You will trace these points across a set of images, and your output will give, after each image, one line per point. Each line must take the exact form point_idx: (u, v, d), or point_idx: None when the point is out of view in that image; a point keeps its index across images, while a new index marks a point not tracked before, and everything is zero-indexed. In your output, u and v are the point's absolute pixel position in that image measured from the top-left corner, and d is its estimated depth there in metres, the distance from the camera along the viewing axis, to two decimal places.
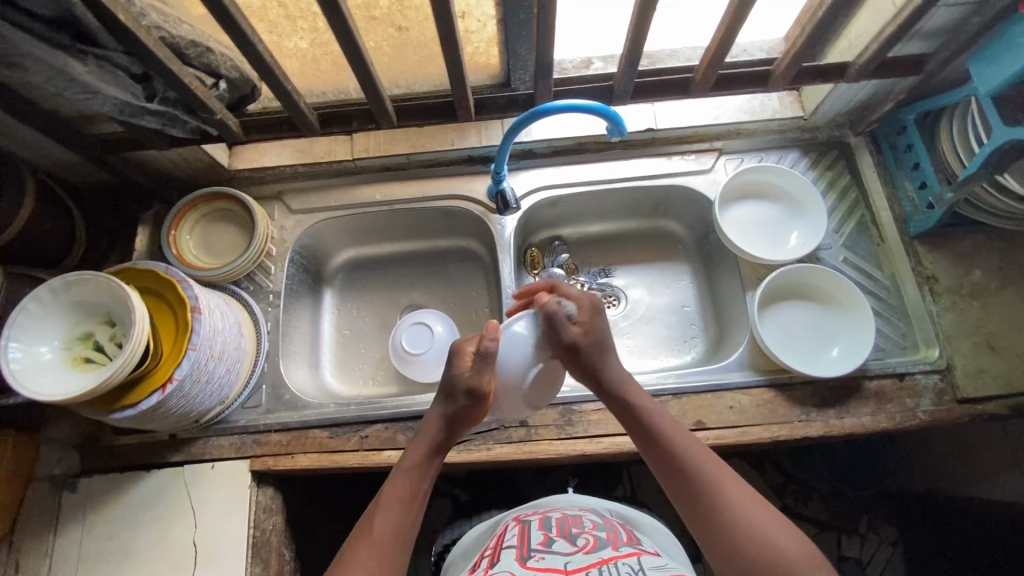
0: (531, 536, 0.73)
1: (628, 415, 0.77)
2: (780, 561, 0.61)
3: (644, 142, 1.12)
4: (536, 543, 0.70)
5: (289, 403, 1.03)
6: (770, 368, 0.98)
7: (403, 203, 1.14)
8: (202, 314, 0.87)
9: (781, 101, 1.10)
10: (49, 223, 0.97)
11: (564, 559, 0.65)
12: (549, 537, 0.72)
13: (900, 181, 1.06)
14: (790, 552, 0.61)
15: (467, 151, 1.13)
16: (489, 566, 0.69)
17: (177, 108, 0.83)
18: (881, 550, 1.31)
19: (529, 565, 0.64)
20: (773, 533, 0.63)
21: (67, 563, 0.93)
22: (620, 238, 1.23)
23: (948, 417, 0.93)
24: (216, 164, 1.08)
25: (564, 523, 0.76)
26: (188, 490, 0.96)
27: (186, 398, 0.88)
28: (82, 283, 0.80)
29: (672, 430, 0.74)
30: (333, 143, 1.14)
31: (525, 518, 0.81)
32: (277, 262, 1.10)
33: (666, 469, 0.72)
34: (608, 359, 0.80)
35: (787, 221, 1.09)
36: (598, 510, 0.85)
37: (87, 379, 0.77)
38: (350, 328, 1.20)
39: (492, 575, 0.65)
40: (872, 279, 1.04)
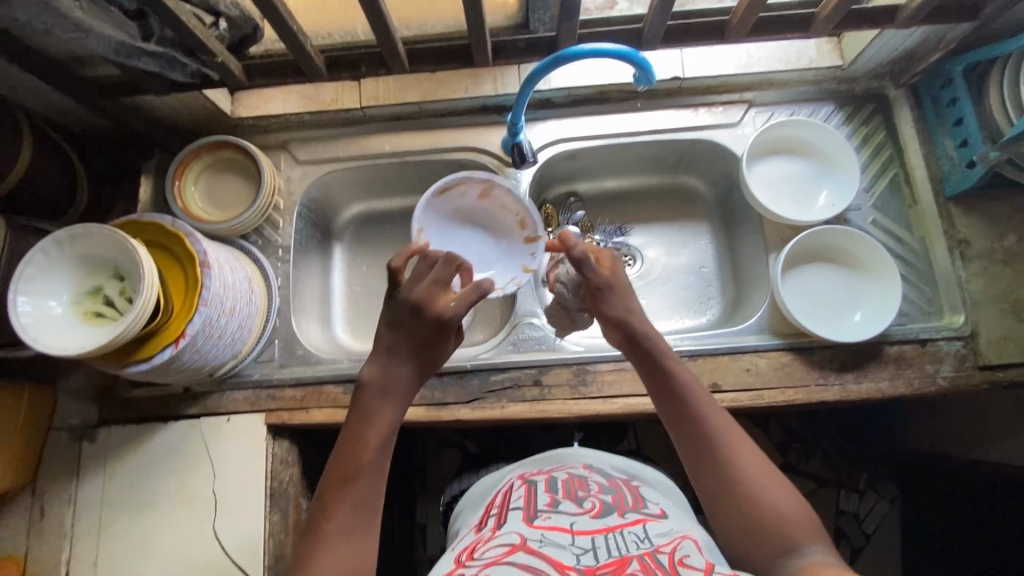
0: (537, 497, 0.71)
1: (639, 358, 0.76)
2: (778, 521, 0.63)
3: (670, 91, 1.05)
4: (543, 503, 0.69)
5: (301, 358, 1.03)
6: (790, 332, 0.97)
7: (414, 155, 1.09)
8: (212, 269, 0.85)
9: (819, 49, 1.02)
10: (48, 173, 0.94)
11: (570, 520, 0.64)
12: (555, 496, 0.70)
13: (940, 137, 1.00)
14: (790, 514, 0.63)
15: (481, 99, 1.06)
16: (495, 524, 0.68)
17: (175, 50, 0.78)
18: (878, 505, 1.37)
19: (535, 524, 0.64)
20: (773, 494, 0.65)
21: (91, 509, 0.96)
22: (638, 195, 1.19)
23: (968, 383, 0.92)
24: (219, 111, 1.02)
25: (570, 484, 0.74)
26: (204, 443, 0.97)
27: (199, 353, 0.87)
28: (88, 236, 0.78)
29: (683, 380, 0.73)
30: (340, 88, 1.07)
31: (531, 478, 0.78)
32: (285, 216, 1.07)
33: (683, 434, 0.70)
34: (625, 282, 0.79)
35: (817, 178, 1.04)
36: (605, 468, 0.81)
37: (98, 335, 0.76)
38: (360, 284, 1.19)
39: (499, 534, 0.64)
40: (900, 241, 1.00)
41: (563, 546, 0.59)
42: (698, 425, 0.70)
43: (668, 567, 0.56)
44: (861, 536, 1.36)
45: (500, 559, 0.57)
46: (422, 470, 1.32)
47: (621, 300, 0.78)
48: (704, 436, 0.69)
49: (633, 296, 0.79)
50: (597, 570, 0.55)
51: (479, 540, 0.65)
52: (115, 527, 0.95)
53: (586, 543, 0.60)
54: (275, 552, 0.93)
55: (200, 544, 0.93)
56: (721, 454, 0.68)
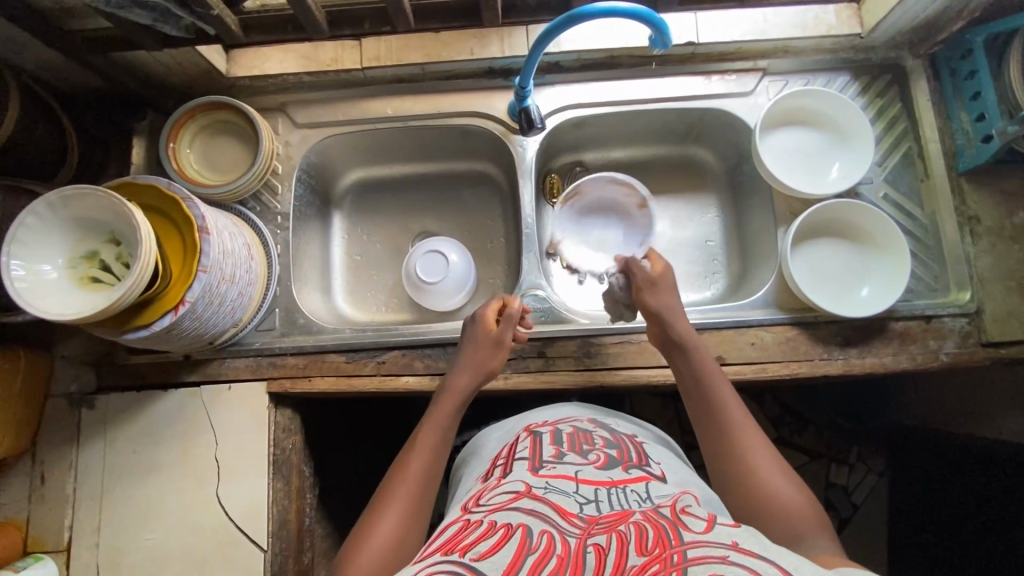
0: (542, 448, 0.69)
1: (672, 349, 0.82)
2: (783, 510, 0.63)
3: (683, 57, 1.02)
4: (547, 454, 0.68)
5: (302, 327, 1.01)
6: (795, 307, 0.96)
7: (417, 120, 1.06)
8: (211, 234, 0.83)
9: (838, 15, 0.99)
10: (36, 132, 0.90)
11: (574, 471, 0.63)
12: (560, 449, 0.69)
13: (956, 111, 0.98)
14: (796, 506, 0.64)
15: (488, 62, 1.01)
16: (499, 474, 0.67)
17: (169, 1, 0.73)
18: (868, 478, 1.40)
19: (540, 473, 0.63)
20: (781, 486, 0.65)
21: (91, 475, 0.95)
22: (645, 166, 1.17)
23: (970, 359, 0.93)
24: (214, 70, 0.98)
25: (575, 438, 0.72)
26: (205, 409, 0.96)
27: (199, 320, 0.86)
28: (81, 198, 0.75)
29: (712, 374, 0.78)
30: (338, 47, 1.02)
31: (536, 429, 0.76)
32: (284, 181, 1.04)
33: (703, 421, 0.74)
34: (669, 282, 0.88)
35: (828, 151, 1.02)
36: (614, 425, 0.79)
37: (96, 300, 0.74)
38: (361, 254, 1.17)
39: (503, 483, 0.63)
40: (910, 216, 0.99)
41: (568, 493, 0.58)
42: (718, 415, 0.73)
43: (670, 518, 0.54)
44: (850, 506, 1.40)
45: (504, 505, 0.56)
46: None
47: (659, 294, 0.86)
48: (721, 425, 0.72)
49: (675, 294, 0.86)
50: (599, 519, 0.54)
51: (484, 488, 0.64)
52: (116, 493, 0.95)
53: (590, 493, 0.59)
54: (278, 518, 0.94)
55: (203, 511, 0.93)
56: (735, 442, 0.70)
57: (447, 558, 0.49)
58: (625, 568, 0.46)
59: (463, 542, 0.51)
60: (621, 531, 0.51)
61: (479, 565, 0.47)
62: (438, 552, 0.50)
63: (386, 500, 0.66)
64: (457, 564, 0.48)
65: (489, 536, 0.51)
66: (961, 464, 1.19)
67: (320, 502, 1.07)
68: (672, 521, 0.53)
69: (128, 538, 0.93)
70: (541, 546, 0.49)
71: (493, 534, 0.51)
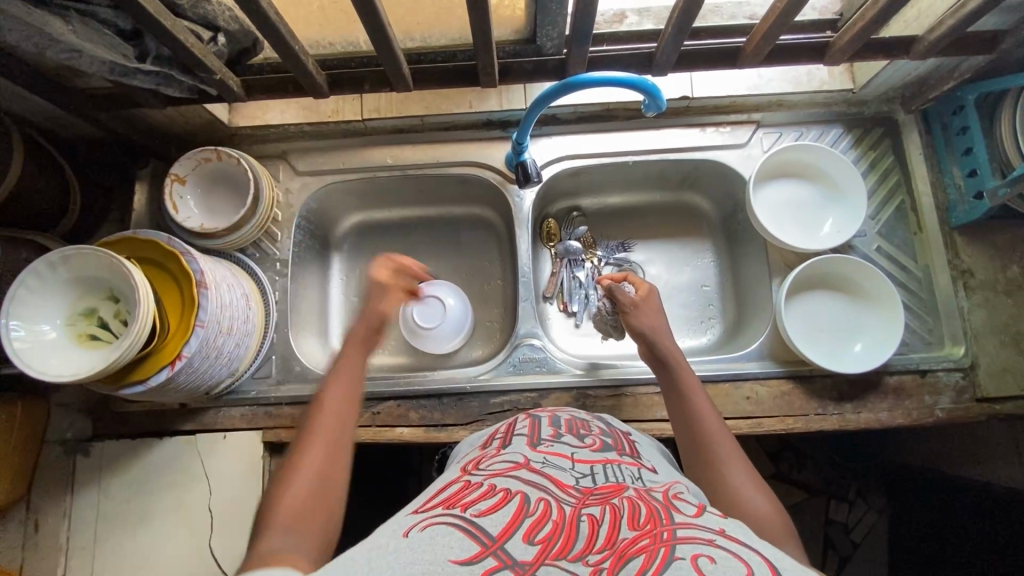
0: (541, 428, 0.69)
1: (658, 363, 0.85)
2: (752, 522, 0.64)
3: (678, 110, 1.03)
4: (545, 433, 0.67)
5: (299, 375, 1.02)
6: (790, 359, 0.96)
7: (415, 169, 1.07)
8: (209, 288, 0.84)
9: (830, 72, 1.01)
10: (40, 184, 0.91)
11: (571, 451, 0.63)
12: (558, 430, 0.69)
13: (948, 165, 0.99)
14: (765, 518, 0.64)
15: (486, 114, 1.04)
16: (498, 446, 0.67)
17: (171, 68, 0.75)
18: (867, 515, 1.38)
19: (539, 450, 0.62)
20: (753, 500, 0.66)
21: (84, 524, 0.95)
22: (641, 210, 1.18)
23: (965, 415, 0.93)
24: (216, 121, 1.00)
25: (573, 422, 0.72)
26: (200, 459, 0.96)
27: (196, 374, 0.86)
28: (81, 257, 0.76)
29: (696, 391, 0.80)
30: (340, 99, 1.04)
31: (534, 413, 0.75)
32: (283, 229, 1.05)
33: (681, 429, 0.76)
34: (655, 307, 0.90)
35: (822, 204, 1.03)
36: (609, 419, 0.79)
37: (94, 358, 0.75)
38: (359, 295, 1.17)
39: (502, 455, 0.63)
40: (904, 269, 1.00)
41: (563, 470, 0.58)
42: (696, 426, 0.75)
43: (662, 501, 0.54)
44: (848, 545, 1.38)
45: (504, 473, 0.57)
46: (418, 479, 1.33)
47: (647, 316, 0.88)
48: (696, 434, 0.74)
49: (662, 318, 0.88)
50: (593, 491, 0.54)
51: (484, 455, 0.64)
52: (109, 542, 0.94)
53: (586, 471, 0.59)
54: None
55: (196, 562, 0.93)
56: (711, 452, 0.72)
57: (449, 514, 0.50)
58: (615, 542, 0.46)
59: (465, 500, 0.53)
60: (614, 505, 0.51)
61: (478, 522, 0.48)
62: (442, 508, 0.52)
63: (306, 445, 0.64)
64: (458, 519, 0.49)
65: (490, 498, 0.52)
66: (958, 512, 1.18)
67: None
68: (663, 503, 0.53)
69: None
70: (538, 511, 0.50)
71: (492, 497, 0.52)
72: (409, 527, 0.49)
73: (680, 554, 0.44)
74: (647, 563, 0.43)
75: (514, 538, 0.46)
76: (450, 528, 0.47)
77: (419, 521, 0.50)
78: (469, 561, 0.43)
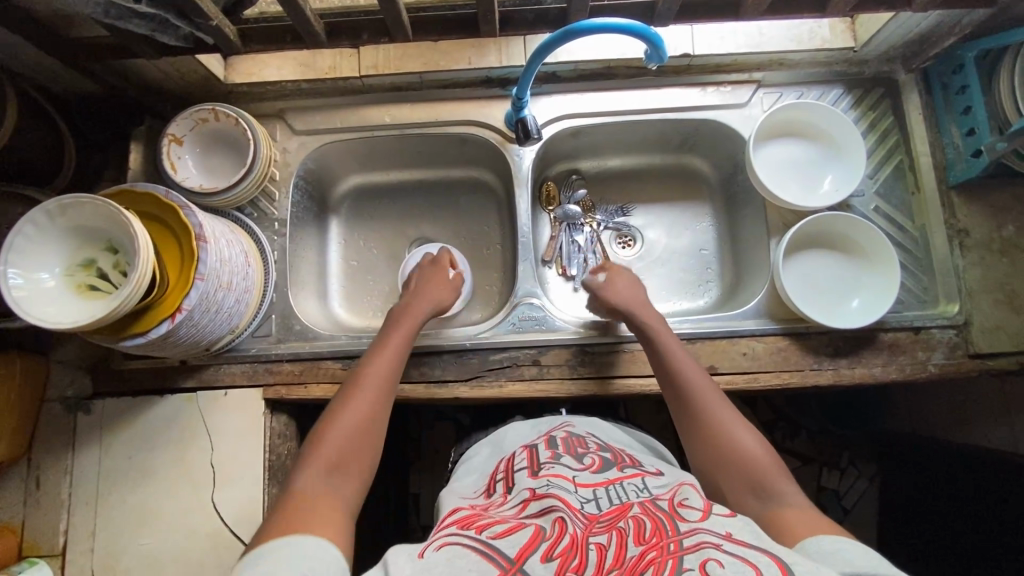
0: (539, 454, 0.70)
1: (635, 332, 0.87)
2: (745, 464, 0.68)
3: (679, 69, 1.03)
4: (544, 457, 0.68)
5: (298, 333, 1.02)
6: (787, 317, 0.97)
7: (414, 128, 1.06)
8: (208, 243, 0.83)
9: (832, 29, 1.00)
10: (35, 139, 0.90)
11: (573, 472, 0.64)
12: (556, 451, 0.70)
13: (947, 125, 0.99)
14: (756, 458, 0.68)
15: (485, 71, 1.03)
16: (501, 489, 0.66)
17: (168, 12, 0.74)
18: (858, 482, 1.43)
19: (540, 475, 0.64)
20: (743, 442, 0.70)
21: (86, 480, 0.96)
22: (639, 174, 1.18)
23: (957, 370, 0.94)
24: (212, 77, 0.98)
25: (570, 441, 0.73)
26: (201, 415, 0.97)
27: (196, 328, 0.86)
28: (80, 206, 0.75)
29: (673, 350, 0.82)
30: (337, 55, 1.03)
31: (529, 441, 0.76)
32: (281, 188, 1.05)
33: (667, 388, 0.79)
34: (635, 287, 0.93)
35: (821, 164, 1.03)
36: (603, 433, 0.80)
37: (94, 308, 0.74)
38: (357, 259, 1.17)
39: (508, 498, 0.63)
40: (902, 229, 1.01)
41: (568, 490, 0.60)
42: (681, 384, 0.78)
43: (667, 510, 0.55)
44: (840, 510, 1.41)
45: (514, 512, 0.58)
46: (417, 442, 1.35)
47: (624, 297, 0.91)
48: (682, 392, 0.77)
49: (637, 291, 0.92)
50: (600, 516, 0.55)
51: (489, 503, 0.63)
52: (111, 497, 0.95)
53: (589, 492, 0.60)
54: None
55: (198, 515, 0.94)
56: (697, 404, 0.75)
57: (466, 535, 0.54)
58: (624, 561, 0.48)
59: (479, 523, 0.57)
60: (621, 527, 0.52)
61: (494, 545, 0.52)
62: (457, 529, 0.56)
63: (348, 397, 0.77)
64: (474, 542, 0.53)
65: (504, 523, 0.55)
66: (948, 471, 1.20)
67: None
68: (669, 513, 0.54)
69: (123, 542, 0.94)
70: (553, 532, 0.52)
71: (507, 522, 0.56)
72: (423, 549, 0.53)
73: (690, 566, 0.46)
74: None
75: (531, 559, 0.49)
76: (467, 552, 0.51)
77: (433, 543, 0.55)
78: None
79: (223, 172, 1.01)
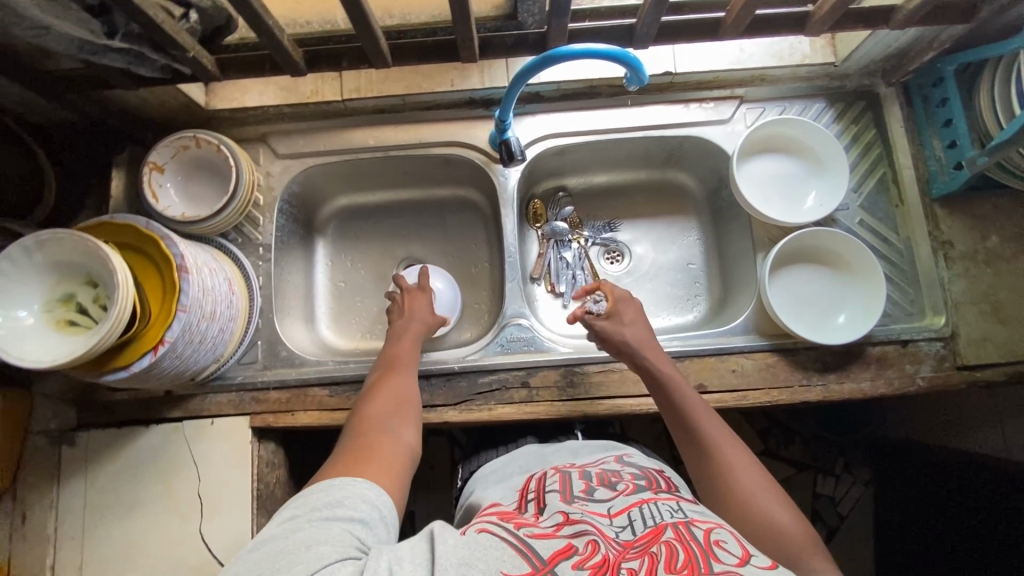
0: (572, 482, 0.65)
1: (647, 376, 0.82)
2: (775, 532, 0.62)
3: (662, 86, 1.03)
4: (577, 489, 0.63)
5: (285, 359, 1.01)
6: (775, 333, 0.97)
7: (398, 150, 1.06)
8: (191, 274, 0.83)
9: (812, 45, 1.01)
10: (14, 172, 0.89)
11: (606, 505, 0.59)
12: (589, 483, 0.64)
13: (928, 138, 1.00)
14: (788, 527, 0.62)
15: (469, 92, 1.03)
16: (532, 508, 0.62)
17: (142, 45, 0.73)
18: (853, 488, 1.42)
19: (574, 504, 0.59)
20: (772, 508, 0.64)
21: (73, 513, 0.95)
22: (627, 189, 1.18)
23: (946, 383, 0.94)
24: (193, 104, 0.98)
25: (604, 473, 0.67)
26: (188, 445, 0.96)
27: (180, 359, 0.85)
28: (57, 241, 0.74)
29: (688, 397, 0.77)
30: (319, 79, 1.03)
31: (564, 467, 0.71)
32: (265, 213, 1.04)
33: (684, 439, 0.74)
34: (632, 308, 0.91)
35: (804, 179, 1.03)
36: (636, 458, 0.74)
37: (72, 345, 0.73)
38: (345, 280, 1.16)
39: (538, 517, 0.58)
40: (887, 242, 1.01)
41: (601, 520, 0.56)
42: (699, 436, 0.72)
43: (702, 543, 0.51)
44: (837, 518, 1.41)
45: (545, 528, 0.54)
46: None
47: (624, 329, 0.88)
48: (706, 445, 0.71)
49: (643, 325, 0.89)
50: (634, 542, 0.52)
51: (516, 515, 0.60)
52: (98, 531, 0.94)
53: (623, 520, 0.56)
54: None
55: (186, 547, 0.93)
56: (720, 459, 0.69)
57: (503, 527, 0.55)
58: None
59: (518, 519, 0.57)
60: (654, 553, 0.49)
61: (530, 544, 0.51)
62: (497, 520, 0.57)
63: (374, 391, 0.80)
64: (512, 536, 0.53)
65: (541, 527, 0.55)
66: (942, 479, 1.20)
67: None
68: (705, 548, 0.50)
69: None
70: (585, 549, 0.50)
71: (546, 527, 0.54)
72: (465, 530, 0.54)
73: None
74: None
75: (564, 562, 0.49)
76: (503, 545, 0.51)
77: (472, 527, 0.57)
78: None
79: (205, 199, 1.01)
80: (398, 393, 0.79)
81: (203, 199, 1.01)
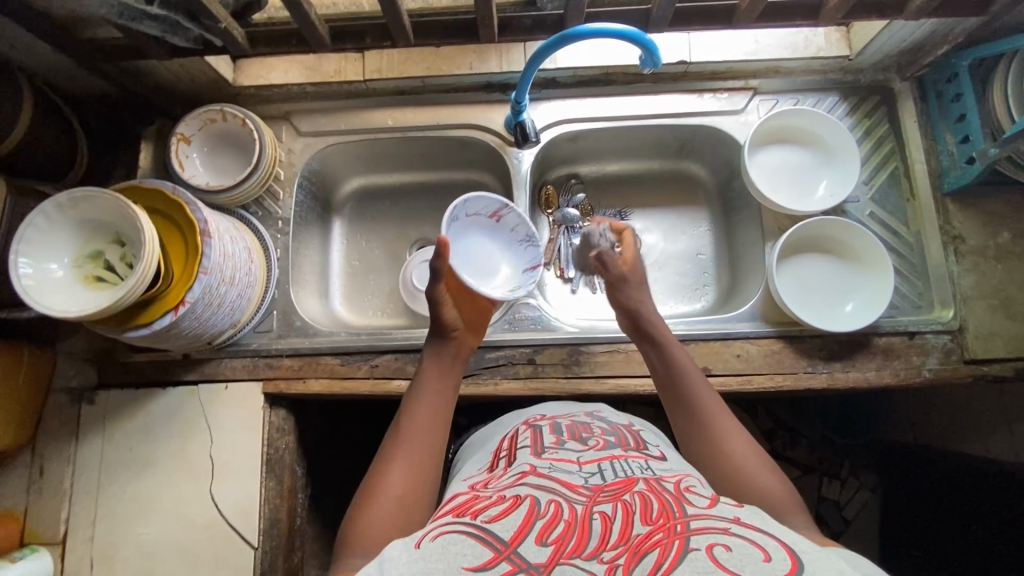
0: (543, 437, 0.69)
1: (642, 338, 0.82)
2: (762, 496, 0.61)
3: (677, 75, 1.05)
4: (548, 441, 0.68)
5: (299, 330, 1.04)
6: (781, 320, 0.98)
7: (417, 131, 1.09)
8: (213, 238, 0.85)
9: (827, 38, 1.02)
10: (49, 136, 0.93)
11: (576, 455, 0.63)
12: (560, 437, 0.69)
13: (942, 132, 1.00)
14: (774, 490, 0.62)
15: (486, 76, 1.06)
16: (503, 464, 0.66)
17: (177, 13, 0.77)
18: (859, 493, 1.38)
19: (544, 456, 0.63)
20: (759, 472, 0.64)
21: (89, 470, 0.98)
22: (639, 178, 1.20)
23: (952, 376, 0.94)
24: (220, 79, 1.02)
25: (574, 427, 0.72)
26: (202, 407, 0.98)
27: (199, 320, 0.88)
28: (88, 199, 0.78)
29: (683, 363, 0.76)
30: (343, 59, 1.06)
31: (535, 422, 0.76)
32: (286, 187, 1.07)
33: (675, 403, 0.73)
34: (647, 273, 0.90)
35: (815, 170, 1.05)
36: (607, 415, 0.79)
37: (97, 299, 0.76)
38: (359, 259, 1.19)
39: (507, 470, 0.63)
40: (897, 235, 1.01)
41: (571, 472, 0.59)
42: (691, 400, 0.72)
43: (674, 492, 0.54)
44: (841, 521, 1.37)
45: (512, 482, 0.58)
46: None
47: (636, 289, 0.87)
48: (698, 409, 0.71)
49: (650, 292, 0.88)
50: (603, 487, 0.55)
51: (491, 475, 0.64)
52: (113, 487, 0.97)
53: (593, 468, 0.60)
54: (270, 516, 0.96)
55: (196, 507, 0.95)
56: (710, 424, 0.69)
57: (460, 521, 0.52)
58: (629, 538, 0.47)
59: (475, 507, 0.55)
60: (626, 500, 0.52)
61: (489, 529, 0.50)
62: (453, 515, 0.54)
63: (391, 455, 0.67)
64: (469, 526, 0.51)
65: (500, 504, 0.54)
66: (949, 481, 1.19)
67: (310, 500, 1.10)
68: (676, 494, 0.53)
69: (123, 532, 0.95)
70: (548, 513, 0.51)
71: (503, 502, 0.54)
72: (421, 539, 0.51)
73: (695, 546, 0.46)
74: (662, 558, 0.45)
75: (526, 541, 0.48)
76: (462, 536, 0.49)
77: (429, 532, 0.52)
78: (482, 567, 0.45)
79: (229, 171, 1.04)
80: (418, 473, 0.66)
81: (228, 170, 1.04)
